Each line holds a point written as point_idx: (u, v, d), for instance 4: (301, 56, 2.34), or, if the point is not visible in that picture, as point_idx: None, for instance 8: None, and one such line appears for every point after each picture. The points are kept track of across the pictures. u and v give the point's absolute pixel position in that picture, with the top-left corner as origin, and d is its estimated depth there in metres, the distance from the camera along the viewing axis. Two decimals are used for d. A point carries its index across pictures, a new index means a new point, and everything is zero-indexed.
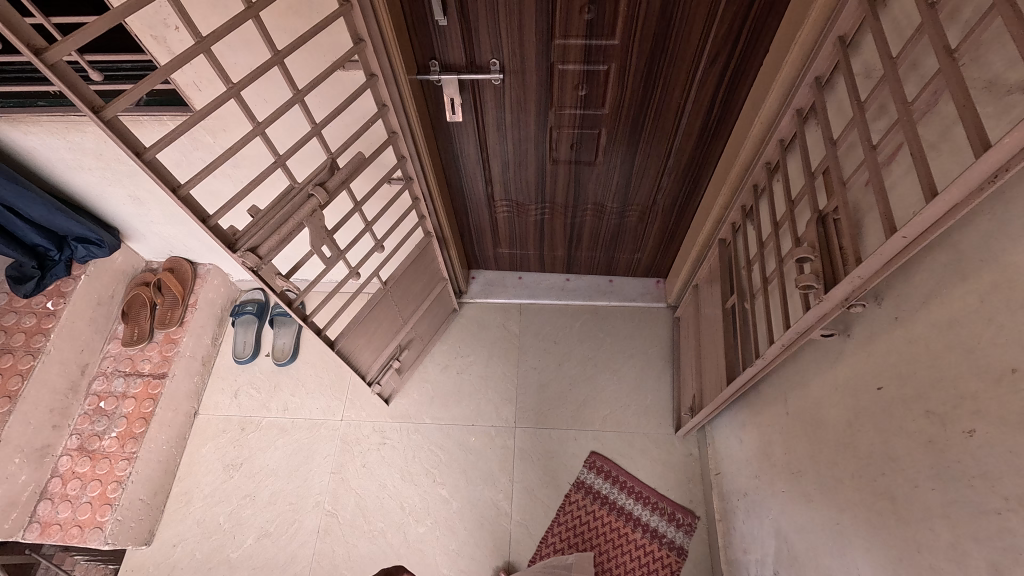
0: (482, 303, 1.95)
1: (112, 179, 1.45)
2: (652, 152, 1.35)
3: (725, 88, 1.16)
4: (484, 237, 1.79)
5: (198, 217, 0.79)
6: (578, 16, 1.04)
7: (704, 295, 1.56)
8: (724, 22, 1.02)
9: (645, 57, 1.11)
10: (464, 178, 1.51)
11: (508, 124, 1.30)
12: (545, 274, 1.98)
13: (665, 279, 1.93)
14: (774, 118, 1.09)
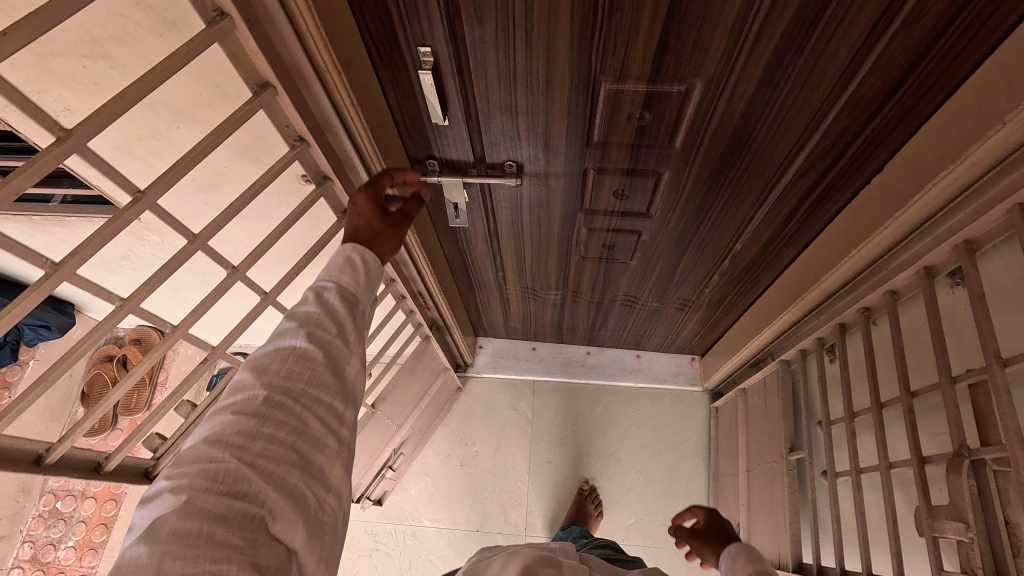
0: (490, 378, 1.72)
1: (54, 266, 1.22)
2: (704, 255, 1.09)
3: (809, 202, 0.89)
4: (494, 313, 1.55)
5: (90, 469, 0.57)
6: (625, 123, 0.77)
7: (753, 406, 1.32)
8: (826, 138, 0.74)
9: (709, 169, 0.83)
10: (471, 264, 1.26)
11: (525, 222, 1.04)
12: (563, 345, 1.73)
13: (701, 357, 1.68)
14: (880, 257, 0.82)
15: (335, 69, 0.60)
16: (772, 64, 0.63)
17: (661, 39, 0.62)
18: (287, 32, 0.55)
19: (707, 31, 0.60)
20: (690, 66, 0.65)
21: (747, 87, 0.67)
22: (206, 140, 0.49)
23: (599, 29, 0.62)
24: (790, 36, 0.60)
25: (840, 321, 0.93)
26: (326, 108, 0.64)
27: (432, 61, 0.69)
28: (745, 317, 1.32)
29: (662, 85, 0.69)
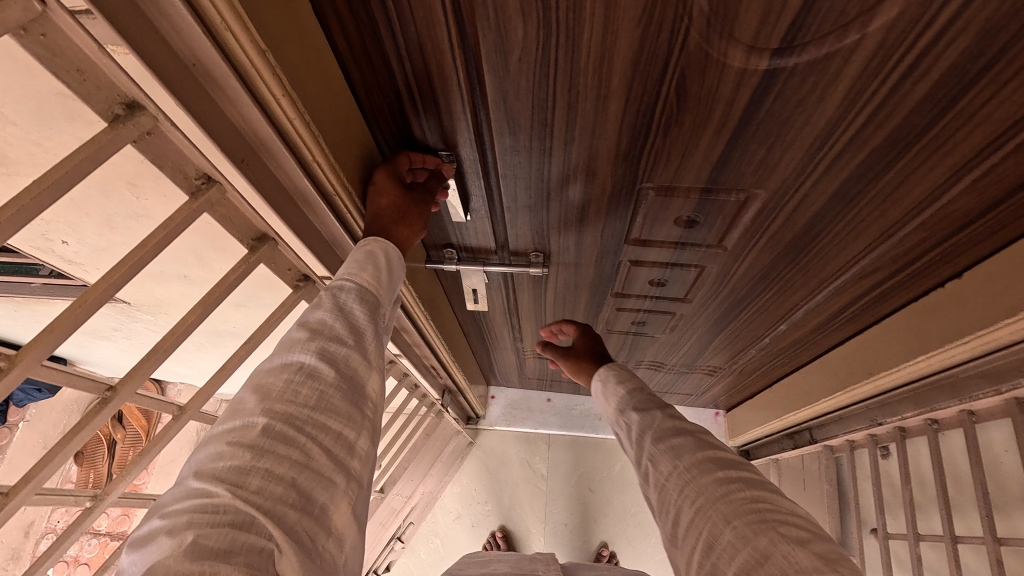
0: (502, 431, 1.64)
1: (42, 334, 1.14)
2: (742, 335, 1.01)
3: (869, 298, 0.80)
4: (509, 369, 1.46)
5: None
6: (669, 224, 0.68)
7: (792, 482, 1.24)
8: (900, 246, 0.65)
9: (760, 266, 0.75)
10: (487, 332, 1.18)
11: (550, 302, 0.96)
12: (580, 397, 1.65)
13: (725, 412, 1.60)
14: (951, 367, 0.73)
15: (345, 193, 0.52)
16: (851, 181, 0.55)
17: (723, 153, 0.54)
18: (290, 166, 0.46)
19: (779, 148, 0.52)
20: (753, 178, 0.57)
21: (817, 199, 0.58)
22: (194, 316, 0.41)
23: (651, 142, 0.54)
24: (878, 156, 0.51)
25: (902, 425, 0.85)
26: (333, 229, 0.56)
27: (454, 168, 0.61)
28: (779, 386, 1.24)
29: (717, 193, 0.60)
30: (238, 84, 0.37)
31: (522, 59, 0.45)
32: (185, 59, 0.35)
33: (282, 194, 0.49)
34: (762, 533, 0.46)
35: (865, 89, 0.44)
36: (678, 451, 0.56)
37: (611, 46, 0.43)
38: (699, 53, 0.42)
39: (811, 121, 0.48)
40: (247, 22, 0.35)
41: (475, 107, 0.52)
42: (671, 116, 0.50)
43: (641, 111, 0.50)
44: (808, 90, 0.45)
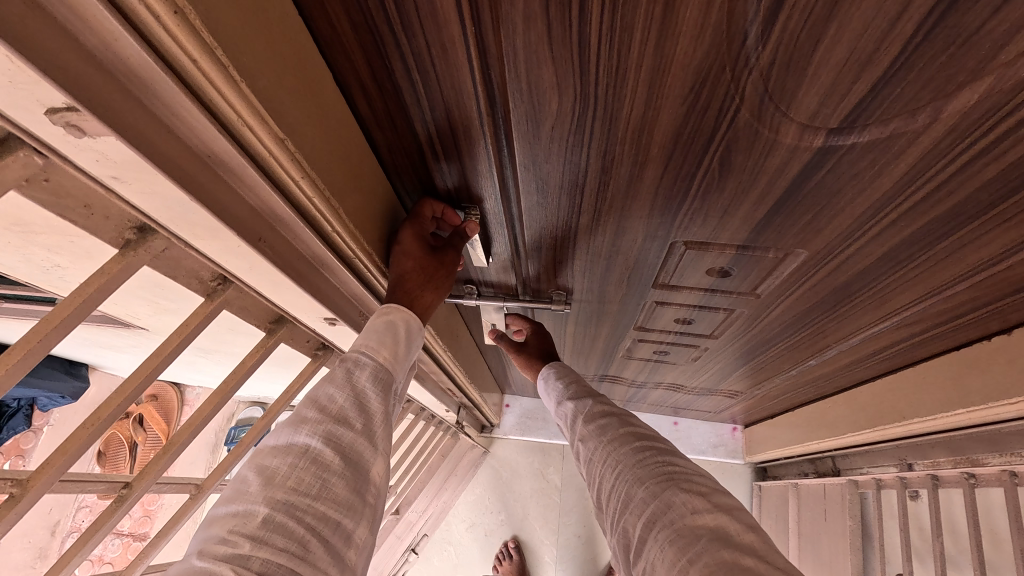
0: (516, 441, 1.63)
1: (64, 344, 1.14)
2: (767, 366, 0.98)
3: (907, 344, 0.76)
4: (525, 382, 1.45)
5: None
6: (701, 273, 0.65)
7: (812, 509, 1.22)
8: (947, 303, 0.61)
9: (794, 313, 0.71)
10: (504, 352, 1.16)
11: (571, 331, 0.94)
12: None
13: (743, 428, 1.57)
14: (991, 423, 0.70)
15: (367, 257, 0.50)
16: (902, 246, 0.51)
17: (764, 217, 0.50)
18: (309, 238, 0.44)
19: (825, 215, 0.48)
20: (795, 239, 0.53)
21: (863, 260, 0.55)
22: None
23: (687, 204, 0.50)
24: (935, 226, 0.47)
25: (935, 474, 0.83)
26: (354, 286, 0.54)
27: (477, 220, 0.58)
28: (801, 412, 1.21)
29: (754, 249, 0.57)
30: (257, 172, 0.35)
31: (555, 127, 0.42)
32: (199, 151, 0.33)
33: (301, 262, 0.47)
34: (668, 489, 0.48)
35: (928, 168, 0.40)
36: (604, 430, 0.59)
37: (653, 119, 0.40)
38: (748, 131, 0.39)
39: (864, 193, 0.44)
40: (265, 115, 0.32)
41: (502, 166, 0.49)
42: (710, 184, 0.47)
43: (678, 177, 0.47)
44: (864, 166, 0.41)
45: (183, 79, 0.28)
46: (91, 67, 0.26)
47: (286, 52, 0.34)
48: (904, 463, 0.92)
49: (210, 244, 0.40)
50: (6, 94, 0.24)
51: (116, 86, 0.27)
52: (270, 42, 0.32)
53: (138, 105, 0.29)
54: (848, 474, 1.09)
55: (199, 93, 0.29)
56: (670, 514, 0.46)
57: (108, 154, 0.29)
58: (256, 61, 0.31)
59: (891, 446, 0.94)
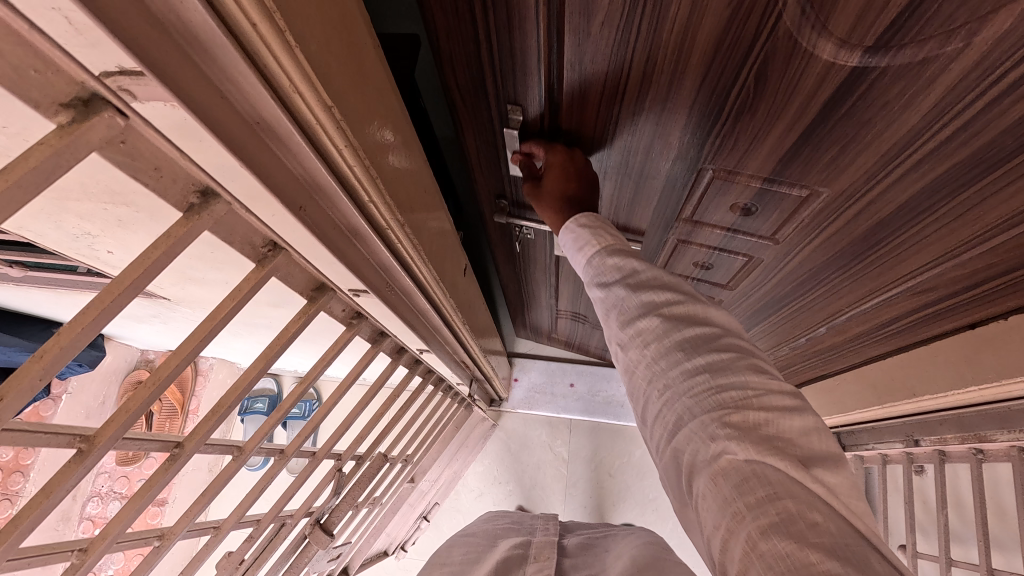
0: (525, 414, 1.68)
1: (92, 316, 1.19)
2: (780, 329, 0.98)
3: (919, 318, 0.76)
4: (540, 326, 1.51)
5: None
6: (725, 210, 0.67)
7: None
8: (964, 268, 0.61)
9: (810, 267, 0.72)
10: (527, 289, 1.21)
11: None
12: (602, 381, 1.66)
13: None
14: (1003, 399, 0.71)
15: (398, 227, 0.51)
16: (922, 196, 0.51)
17: (788, 147, 0.51)
18: (346, 209, 0.44)
19: (846, 150, 0.49)
20: (819, 177, 0.54)
21: (882, 209, 0.55)
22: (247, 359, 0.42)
23: (720, 126, 0.52)
24: (950, 176, 0.47)
25: (942, 449, 0.86)
26: (385, 257, 0.55)
27: (518, 120, 0.60)
28: (808, 389, 1.22)
29: (778, 183, 0.58)
30: (302, 140, 0.35)
31: (605, 22, 0.43)
32: (249, 116, 0.33)
33: (338, 237, 0.47)
34: (720, 429, 0.37)
35: (949, 110, 0.41)
36: (647, 339, 0.43)
37: (699, 20, 0.41)
38: (786, 42, 0.40)
39: (884, 131, 0.45)
40: (313, 80, 0.32)
41: (549, 65, 0.50)
42: (743, 104, 0.48)
43: (713, 94, 0.48)
44: (889, 96, 0.41)
45: (240, 43, 0.27)
46: (151, 27, 0.24)
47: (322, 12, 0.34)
48: (912, 440, 0.92)
49: (253, 214, 0.39)
50: (61, 53, 0.23)
51: (175, 49, 0.26)
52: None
53: (191, 66, 0.27)
54: (854, 452, 1.10)
55: (253, 53, 0.29)
56: (721, 461, 0.36)
57: (152, 116, 0.28)
58: (306, 24, 0.31)
59: (897, 424, 0.94)
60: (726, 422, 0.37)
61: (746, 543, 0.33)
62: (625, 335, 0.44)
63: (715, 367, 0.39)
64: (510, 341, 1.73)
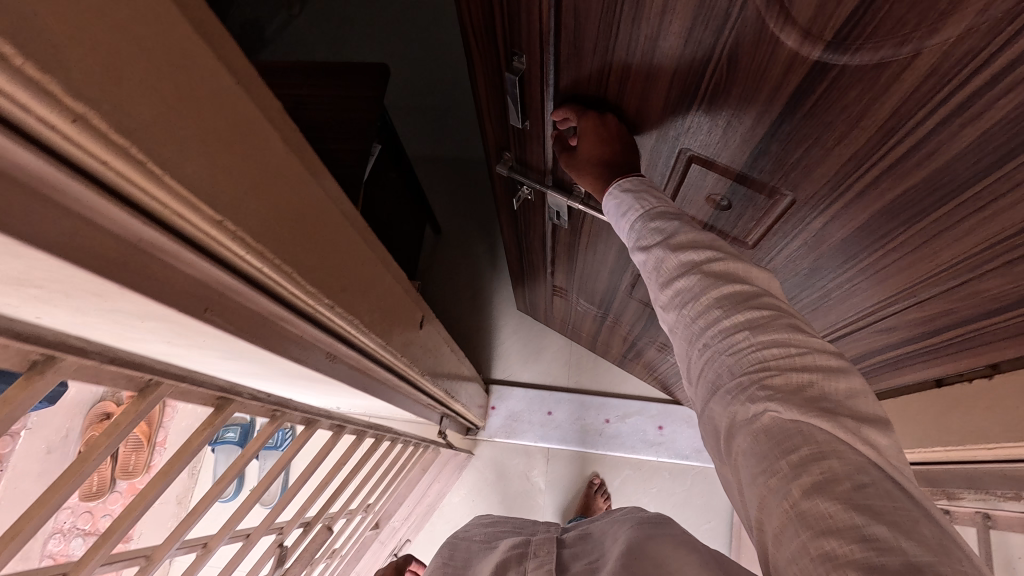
0: (502, 444, 1.66)
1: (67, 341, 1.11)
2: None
3: (895, 355, 0.78)
4: (538, 300, 1.53)
5: None
6: (707, 197, 0.70)
7: None
8: (922, 311, 0.63)
9: (787, 275, 0.75)
10: (526, 253, 1.25)
11: (581, 251, 1.01)
12: (580, 410, 1.66)
13: None
14: (976, 462, 0.72)
15: (327, 310, 0.48)
16: (885, 216, 0.52)
17: (761, 138, 0.54)
18: (264, 302, 0.42)
19: (816, 150, 0.51)
20: (788, 179, 0.57)
21: (844, 227, 0.57)
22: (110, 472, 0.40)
23: (695, 107, 0.54)
24: (909, 199, 0.48)
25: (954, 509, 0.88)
26: (318, 338, 0.54)
27: (521, 71, 0.62)
28: None
29: (755, 177, 0.60)
30: (192, 254, 0.32)
31: None
32: (127, 237, 0.29)
33: (263, 329, 0.45)
34: (755, 391, 0.39)
35: (910, 114, 0.41)
36: (683, 299, 0.46)
37: None
38: (757, 26, 0.42)
39: (850, 133, 0.46)
40: (197, 203, 0.28)
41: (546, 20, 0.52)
42: (714, 88, 0.51)
43: (688, 75, 0.51)
44: (857, 96, 0.43)
45: (87, 177, 0.24)
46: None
47: (212, 108, 0.29)
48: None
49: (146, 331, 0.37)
50: None
51: (24, 194, 0.23)
52: (188, 99, 0.27)
53: (55, 209, 0.24)
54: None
55: (103, 183, 0.25)
56: (755, 427, 0.38)
57: None
58: (188, 143, 0.27)
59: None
60: (765, 384, 0.39)
61: (787, 504, 0.34)
62: (665, 297, 0.47)
63: (754, 325, 0.41)
64: (487, 368, 1.75)
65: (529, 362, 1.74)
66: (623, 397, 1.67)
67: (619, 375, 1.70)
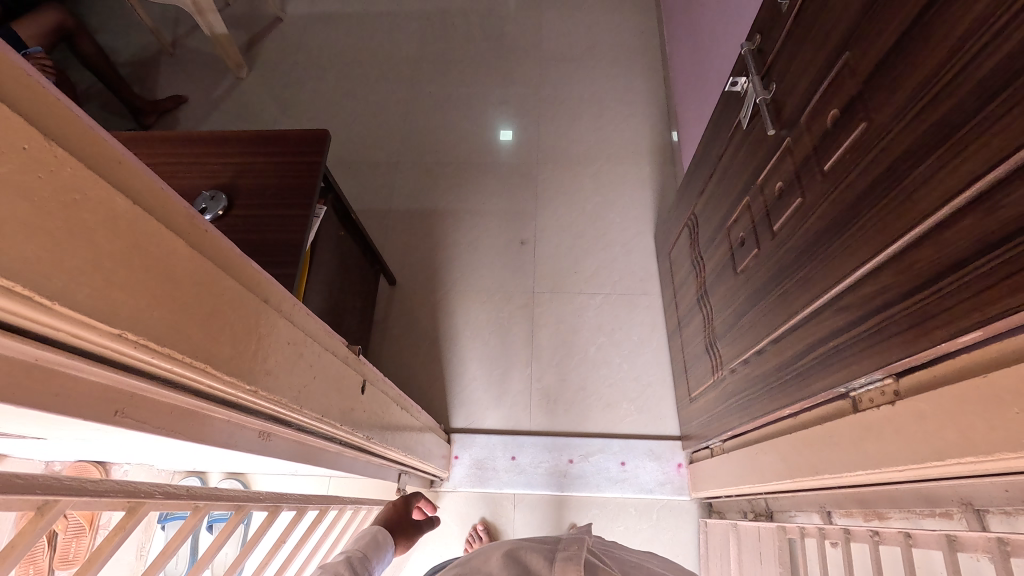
0: (466, 493, 1.64)
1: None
2: (752, 329, 1.04)
3: (823, 354, 0.78)
4: (672, 224, 1.66)
5: None
6: (825, 115, 0.73)
7: (746, 546, 1.25)
8: (871, 287, 0.64)
9: (808, 233, 0.78)
10: (698, 169, 1.38)
11: (731, 166, 1.12)
12: (544, 453, 1.66)
13: (688, 463, 1.61)
14: (888, 482, 0.76)
15: (249, 394, 0.52)
16: (905, 156, 0.57)
17: (886, 50, 0.60)
18: (174, 392, 0.46)
19: (908, 70, 0.57)
20: (883, 95, 0.61)
21: (886, 160, 0.60)
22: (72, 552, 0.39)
23: (875, 3, 0.62)
24: (927, 136, 0.54)
25: (847, 529, 0.86)
26: (245, 418, 0.57)
27: None
28: (735, 451, 1.28)
29: (859, 102, 0.66)
30: (94, 360, 0.37)
31: None
32: (25, 355, 0.33)
33: (176, 418, 0.48)
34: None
35: (974, 36, 0.48)
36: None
37: None
38: None
39: (930, 53, 0.54)
40: (91, 322, 0.33)
41: None
42: None
43: None
44: (951, 14, 0.51)
45: None
46: None
47: (121, 231, 0.34)
48: (824, 510, 0.99)
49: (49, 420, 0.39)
50: None
51: None
52: (76, 225, 0.32)
53: None
54: (778, 522, 1.14)
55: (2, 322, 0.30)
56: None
57: None
58: (86, 271, 0.32)
59: (812, 496, 1.02)
60: None
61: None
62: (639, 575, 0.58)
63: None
64: (447, 418, 1.73)
65: (492, 407, 1.74)
66: (586, 435, 1.69)
67: (580, 414, 1.72)
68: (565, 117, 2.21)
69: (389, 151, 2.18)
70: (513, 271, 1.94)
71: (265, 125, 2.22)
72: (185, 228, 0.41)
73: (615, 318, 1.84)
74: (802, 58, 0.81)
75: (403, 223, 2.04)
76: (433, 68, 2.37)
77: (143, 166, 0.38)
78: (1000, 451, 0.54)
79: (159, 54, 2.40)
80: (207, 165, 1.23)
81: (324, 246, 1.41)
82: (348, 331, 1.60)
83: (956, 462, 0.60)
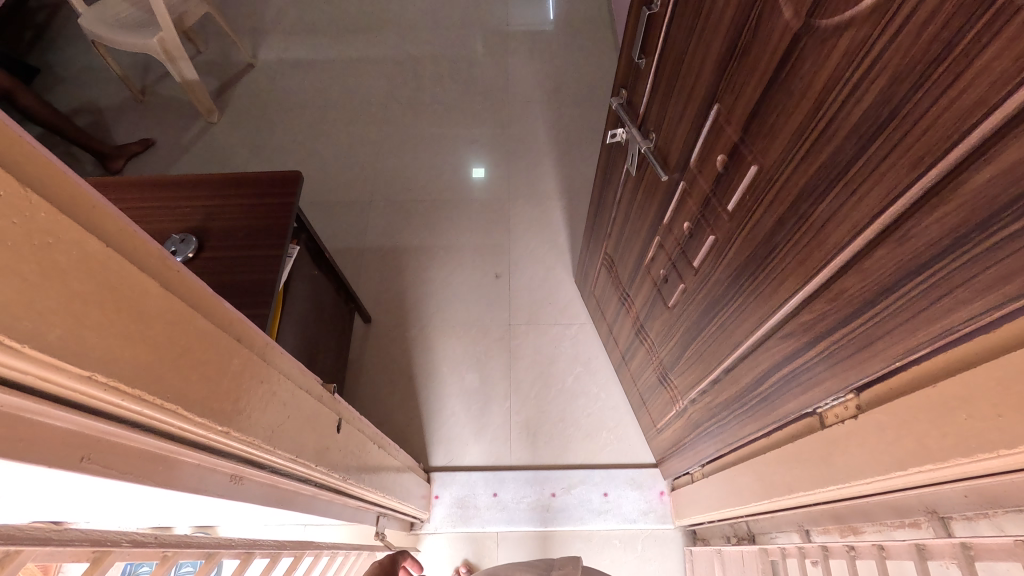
0: (448, 535, 1.59)
1: None
2: (700, 359, 1.06)
3: (783, 376, 0.80)
4: (588, 260, 1.71)
5: None
6: (713, 159, 0.78)
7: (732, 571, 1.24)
8: (810, 314, 0.68)
9: (731, 266, 0.81)
10: (599, 213, 1.45)
11: (632, 208, 1.17)
12: (526, 488, 1.64)
13: (670, 490, 1.61)
14: (859, 495, 0.78)
15: (218, 435, 0.51)
16: (804, 195, 0.60)
17: (754, 103, 0.65)
18: (145, 436, 0.45)
19: (779, 119, 0.61)
20: (762, 143, 0.65)
21: (784, 200, 0.64)
22: None
23: (733, 63, 0.67)
24: (818, 177, 0.57)
25: (825, 546, 0.88)
26: (216, 461, 0.56)
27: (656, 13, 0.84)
28: (714, 475, 1.29)
29: (742, 148, 0.70)
30: (65, 402, 0.37)
31: None
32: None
33: (147, 462, 0.47)
34: None
35: (832, 90, 0.52)
36: None
37: None
38: None
39: (796, 104, 0.57)
40: (59, 364, 0.33)
41: None
42: (748, 43, 0.63)
43: (738, 29, 0.64)
44: (808, 69, 0.55)
45: None
46: None
47: (94, 272, 0.35)
48: (803, 529, 1.01)
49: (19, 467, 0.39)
50: None
51: None
52: (50, 268, 0.32)
53: None
54: (760, 544, 1.14)
55: None
56: None
57: None
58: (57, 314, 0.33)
59: (791, 516, 1.04)
60: None
61: None
62: None
63: None
64: (426, 456, 1.70)
65: (470, 443, 1.72)
66: (566, 468, 1.68)
67: (560, 446, 1.71)
68: (528, 156, 2.28)
69: (359, 192, 2.21)
70: (481, 307, 1.95)
71: (237, 168, 2.23)
72: (157, 267, 0.42)
73: (591, 348, 1.86)
74: (674, 109, 0.86)
75: (374, 262, 2.05)
76: (404, 110, 2.43)
77: (115, 208, 0.38)
78: (952, 458, 0.57)
79: (128, 101, 2.40)
80: (175, 209, 1.23)
81: (298, 286, 1.40)
82: (323, 371, 1.57)
83: (917, 471, 0.62)
